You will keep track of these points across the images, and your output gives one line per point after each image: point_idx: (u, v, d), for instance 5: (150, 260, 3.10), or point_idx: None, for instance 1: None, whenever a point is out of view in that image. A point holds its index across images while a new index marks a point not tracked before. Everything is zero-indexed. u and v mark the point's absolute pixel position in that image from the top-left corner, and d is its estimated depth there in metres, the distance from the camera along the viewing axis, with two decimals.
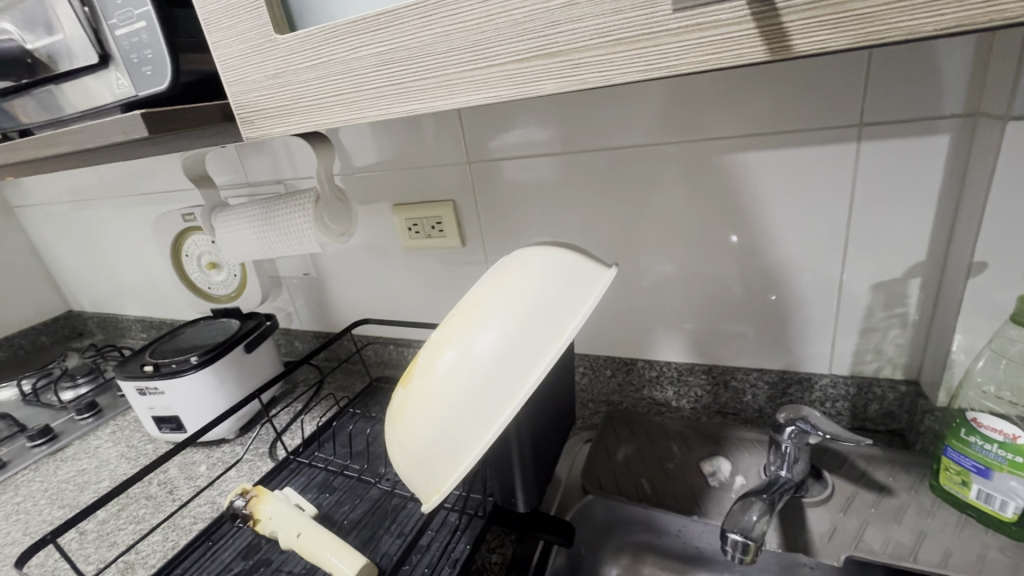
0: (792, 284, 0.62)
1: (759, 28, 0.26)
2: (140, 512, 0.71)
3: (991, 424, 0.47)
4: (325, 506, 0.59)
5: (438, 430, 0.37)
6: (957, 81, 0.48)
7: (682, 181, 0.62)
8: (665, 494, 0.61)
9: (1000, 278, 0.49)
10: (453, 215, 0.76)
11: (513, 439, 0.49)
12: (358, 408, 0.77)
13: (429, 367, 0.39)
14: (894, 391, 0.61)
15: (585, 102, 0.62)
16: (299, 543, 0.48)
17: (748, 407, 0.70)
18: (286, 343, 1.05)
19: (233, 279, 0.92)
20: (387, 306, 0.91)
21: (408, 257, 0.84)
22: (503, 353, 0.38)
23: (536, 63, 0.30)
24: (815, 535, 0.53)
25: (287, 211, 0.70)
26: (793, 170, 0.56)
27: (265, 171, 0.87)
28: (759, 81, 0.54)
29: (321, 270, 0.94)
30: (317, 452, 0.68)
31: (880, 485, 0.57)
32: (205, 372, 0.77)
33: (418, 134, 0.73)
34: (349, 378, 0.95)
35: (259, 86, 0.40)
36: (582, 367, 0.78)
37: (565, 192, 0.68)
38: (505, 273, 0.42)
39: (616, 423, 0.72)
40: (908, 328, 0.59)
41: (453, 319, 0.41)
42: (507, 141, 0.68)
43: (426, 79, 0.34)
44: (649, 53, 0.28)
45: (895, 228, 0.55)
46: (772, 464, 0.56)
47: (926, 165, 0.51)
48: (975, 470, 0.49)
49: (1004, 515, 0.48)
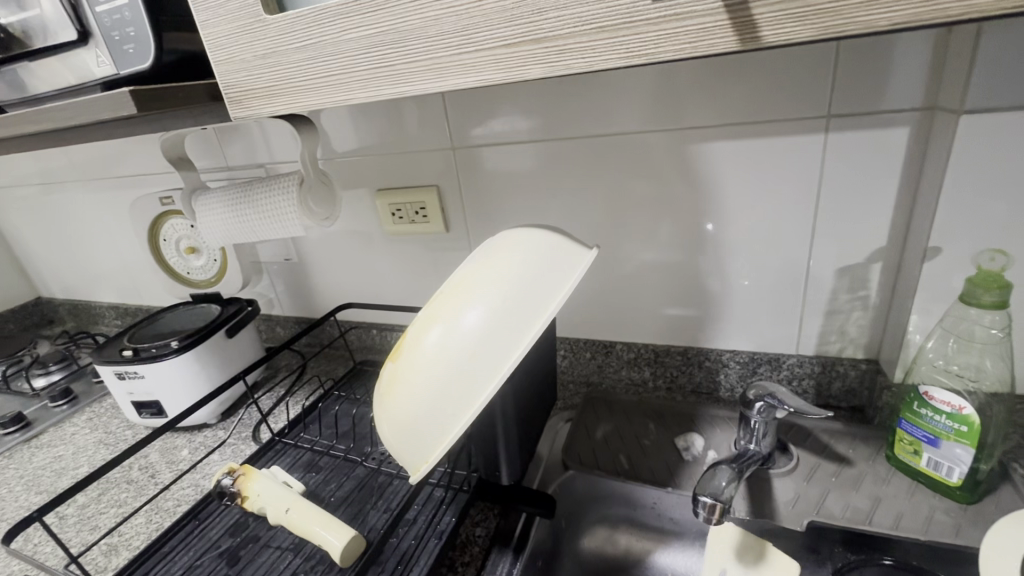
0: (763, 268, 0.64)
1: (732, 19, 0.27)
2: (121, 496, 0.70)
3: (941, 397, 0.51)
4: (312, 484, 0.59)
5: (426, 403, 0.39)
6: (916, 75, 0.51)
7: (659, 172, 0.64)
8: (642, 468, 0.64)
9: (952, 261, 0.53)
10: (437, 200, 0.77)
11: (497, 415, 0.51)
12: (343, 391, 0.78)
13: (417, 343, 0.40)
14: (856, 369, 0.65)
15: (568, 90, 0.63)
16: (289, 518, 0.49)
17: (721, 386, 0.73)
18: (267, 329, 1.05)
19: (213, 264, 0.91)
20: (370, 291, 0.91)
21: (391, 242, 0.84)
22: (487, 330, 0.39)
23: (522, 48, 0.32)
24: (781, 503, 0.57)
25: (270, 194, 0.69)
26: (765, 160, 0.59)
27: (245, 155, 0.86)
28: (734, 72, 0.56)
29: (304, 254, 0.93)
30: (302, 433, 0.69)
31: (840, 456, 0.61)
32: (186, 357, 0.77)
33: (403, 119, 0.73)
34: (333, 364, 0.95)
35: (248, 65, 0.40)
36: (564, 349, 0.80)
37: (548, 180, 0.70)
38: (489, 255, 0.44)
39: (595, 403, 0.75)
40: (869, 310, 0.62)
41: (439, 298, 0.43)
42: (491, 129, 0.69)
43: (417, 62, 0.34)
44: (628, 41, 0.30)
45: (859, 215, 0.58)
46: (742, 439, 0.59)
47: (886, 156, 0.54)
48: (926, 440, 0.53)
49: (951, 480, 0.52)
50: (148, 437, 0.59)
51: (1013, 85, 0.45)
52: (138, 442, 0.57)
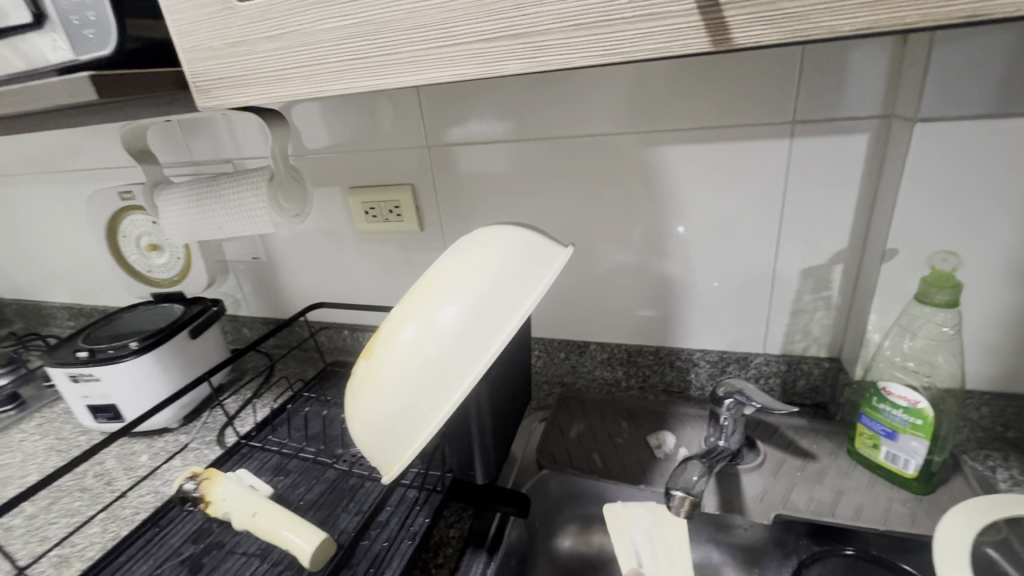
0: (732, 269, 0.66)
1: (704, 20, 0.28)
2: (74, 505, 0.67)
3: (898, 392, 0.53)
4: (281, 488, 0.58)
5: (400, 400, 0.38)
6: (875, 85, 0.53)
7: (632, 174, 0.65)
8: (615, 466, 0.65)
9: (908, 263, 0.55)
10: (412, 199, 0.76)
11: (472, 414, 0.51)
12: (313, 392, 0.76)
13: (391, 340, 0.40)
14: (819, 367, 0.67)
15: (544, 91, 0.64)
16: (255, 522, 0.47)
17: (691, 385, 0.74)
18: (233, 330, 1.02)
19: (177, 262, 0.88)
20: (341, 291, 0.89)
21: (364, 241, 0.83)
22: (463, 327, 0.39)
23: (501, 43, 0.32)
24: (749, 498, 0.59)
25: (238, 190, 0.67)
26: (734, 163, 0.61)
27: (211, 150, 0.83)
28: (706, 77, 0.58)
29: (273, 253, 0.91)
30: (270, 436, 0.67)
31: (805, 451, 0.63)
32: (146, 358, 0.74)
33: (377, 115, 0.72)
34: (302, 366, 0.93)
35: (217, 53, 0.39)
36: (538, 350, 0.80)
37: (523, 181, 0.70)
38: (465, 251, 0.43)
39: (569, 403, 0.75)
40: (831, 310, 0.65)
41: (413, 293, 0.42)
42: (467, 128, 0.69)
43: (393, 54, 0.34)
44: (605, 39, 0.30)
45: (823, 218, 0.60)
46: (711, 435, 0.61)
47: (848, 161, 0.57)
48: (885, 434, 0.55)
49: (907, 472, 0.55)
50: (106, 439, 0.56)
51: (963, 95, 0.47)
52: (96, 445, 0.54)
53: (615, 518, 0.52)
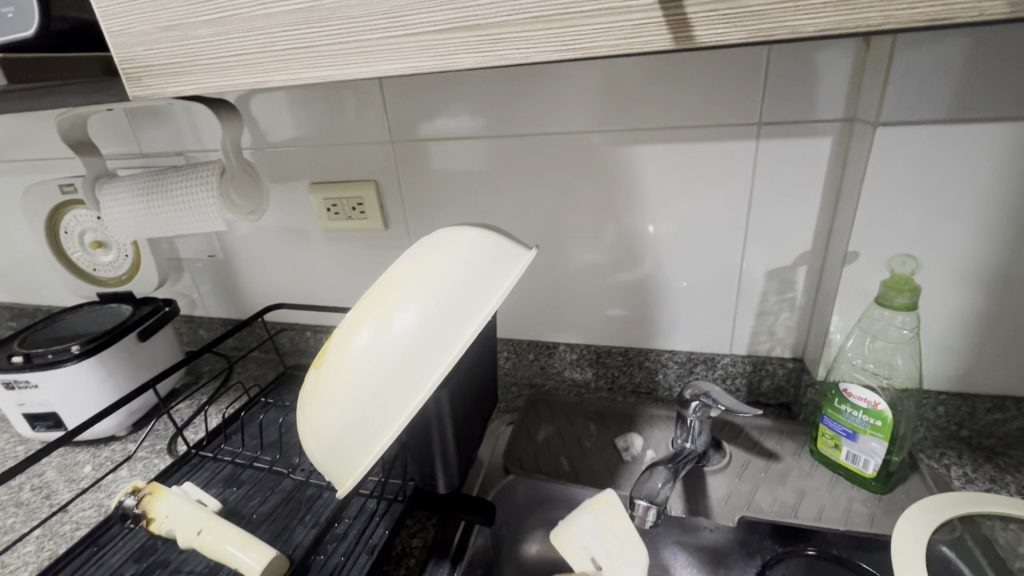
0: (699, 271, 0.66)
1: (665, 17, 0.27)
2: (7, 522, 0.62)
3: (858, 393, 0.54)
4: (232, 501, 0.55)
5: (353, 409, 0.36)
6: (839, 88, 0.53)
7: (600, 174, 0.64)
8: (582, 470, 0.64)
9: (869, 265, 0.56)
10: (375, 195, 0.73)
11: (433, 422, 0.49)
12: (271, 397, 0.72)
13: (344, 347, 0.37)
14: (783, 367, 0.68)
15: (513, 86, 0.62)
16: (201, 541, 0.44)
17: (660, 386, 0.74)
18: (188, 332, 0.97)
19: (125, 260, 0.83)
20: (303, 291, 0.86)
21: (328, 240, 0.80)
22: (421, 332, 0.37)
23: (455, 35, 0.30)
24: (714, 500, 0.58)
25: (187, 184, 0.64)
26: (700, 163, 0.60)
27: (162, 142, 0.78)
28: (674, 76, 0.57)
29: (230, 251, 0.87)
30: (223, 445, 0.64)
31: (769, 451, 0.63)
32: (89, 363, 0.69)
33: (339, 109, 0.70)
34: (262, 369, 0.89)
35: (149, 38, 0.36)
36: (506, 351, 0.79)
37: (492, 180, 0.68)
38: (425, 253, 0.41)
39: (537, 405, 0.74)
40: (796, 310, 0.65)
41: (369, 296, 0.40)
42: (434, 124, 0.67)
43: (341, 44, 0.32)
44: (564, 34, 0.28)
45: (788, 220, 0.60)
46: (678, 437, 0.60)
47: (812, 164, 0.57)
48: (846, 434, 0.56)
49: (867, 472, 0.56)
50: (46, 447, 0.52)
51: (921, 100, 0.48)
52: (39, 451, 0.50)
53: (560, 541, 0.50)
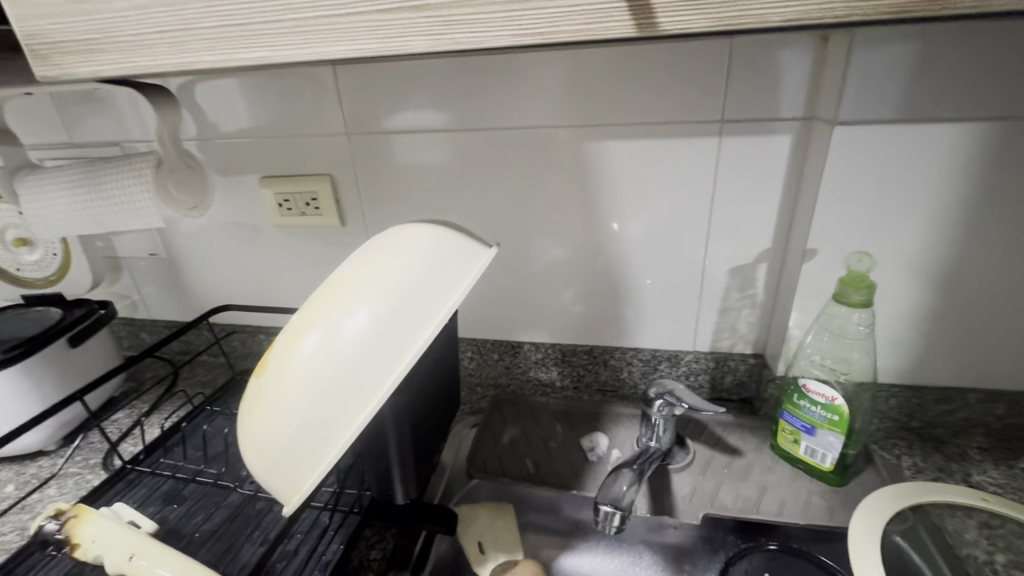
0: (664, 267, 0.66)
1: (628, 2, 0.25)
2: None
3: (817, 389, 0.54)
4: (172, 519, 0.51)
5: (307, 410, 0.33)
6: (797, 87, 0.54)
7: (565, 170, 0.63)
8: (547, 472, 0.63)
9: (826, 261, 0.57)
10: (331, 190, 0.69)
11: (391, 432, 0.46)
12: (219, 405, 0.68)
13: (290, 355, 0.34)
14: (745, 363, 0.69)
15: (475, 78, 0.60)
16: (133, 566, 0.40)
17: (625, 384, 0.73)
18: (129, 335, 0.90)
19: (53, 259, 0.76)
20: (255, 291, 0.81)
21: (281, 237, 0.76)
22: (377, 336, 0.35)
23: (404, 15, 0.28)
24: (678, 498, 0.58)
25: (119, 176, 0.59)
26: (664, 159, 0.60)
27: (94, 130, 0.72)
28: (638, 70, 0.56)
29: (174, 249, 0.81)
30: (163, 459, 0.59)
31: (732, 448, 0.64)
32: (11, 372, 0.64)
33: (291, 97, 0.66)
34: (210, 374, 0.84)
35: (58, 11, 0.32)
36: (469, 351, 0.77)
37: (455, 175, 0.66)
38: (378, 251, 0.39)
39: (502, 405, 0.72)
40: (756, 307, 0.66)
41: (317, 299, 0.36)
42: (392, 116, 0.64)
43: (277, 21, 0.29)
44: (523, 17, 0.27)
45: (747, 218, 0.61)
46: (643, 436, 0.60)
47: (772, 162, 0.57)
48: (804, 429, 0.57)
49: (824, 465, 0.57)
50: None
51: (876, 101, 0.49)
52: None
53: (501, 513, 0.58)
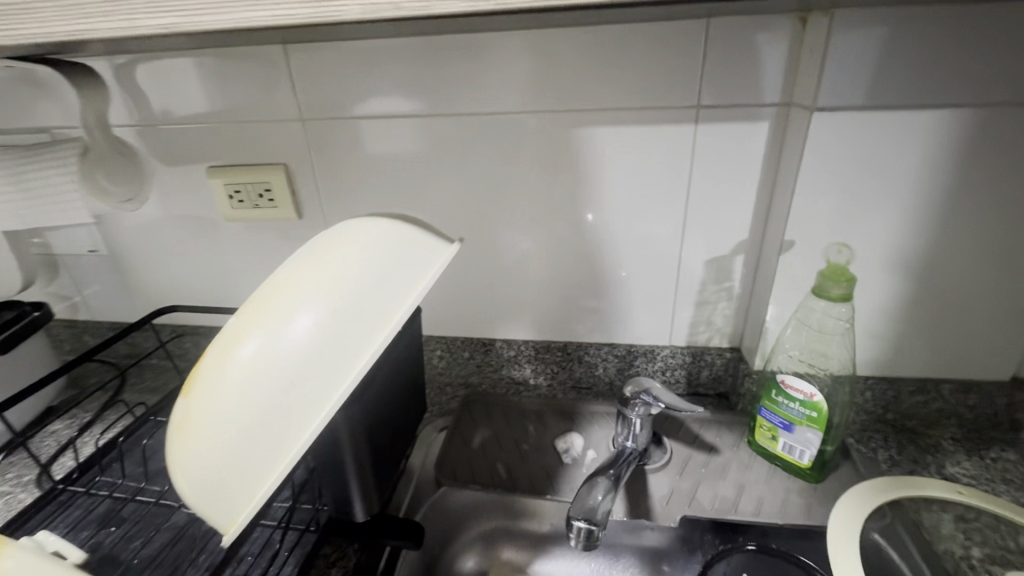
0: (639, 260, 0.63)
1: None
2: None
3: (796, 385, 0.53)
4: (108, 545, 0.46)
5: (249, 424, 0.29)
6: (775, 70, 0.52)
7: (534, 157, 0.59)
8: (520, 476, 0.60)
9: (804, 253, 0.55)
10: (285, 179, 0.64)
11: (347, 445, 0.42)
12: (167, 414, 0.63)
13: (228, 364, 0.30)
14: (721, 357, 0.67)
15: (438, 59, 0.56)
16: None
17: (600, 380, 0.71)
18: (71, 339, 0.84)
19: None
20: (207, 289, 0.76)
21: (233, 232, 0.70)
22: (329, 339, 0.32)
23: None
24: (655, 500, 0.56)
25: (41, 166, 0.54)
26: (638, 146, 0.57)
27: (18, 115, 0.66)
28: (610, 51, 0.53)
29: (116, 244, 0.75)
30: (101, 477, 0.54)
31: (709, 445, 0.62)
32: None
33: (238, 78, 0.60)
34: (160, 378, 0.78)
35: None
36: (439, 349, 0.73)
37: (418, 164, 0.62)
38: (329, 247, 0.35)
39: (473, 405, 0.69)
40: (733, 301, 0.64)
41: (258, 300, 0.32)
42: (348, 99, 0.60)
43: None
44: None
45: (724, 209, 0.59)
46: (620, 436, 0.57)
47: (750, 150, 0.55)
48: (782, 425, 0.56)
49: (802, 462, 0.56)
50: None
51: (857, 84, 0.47)
52: None
53: None
